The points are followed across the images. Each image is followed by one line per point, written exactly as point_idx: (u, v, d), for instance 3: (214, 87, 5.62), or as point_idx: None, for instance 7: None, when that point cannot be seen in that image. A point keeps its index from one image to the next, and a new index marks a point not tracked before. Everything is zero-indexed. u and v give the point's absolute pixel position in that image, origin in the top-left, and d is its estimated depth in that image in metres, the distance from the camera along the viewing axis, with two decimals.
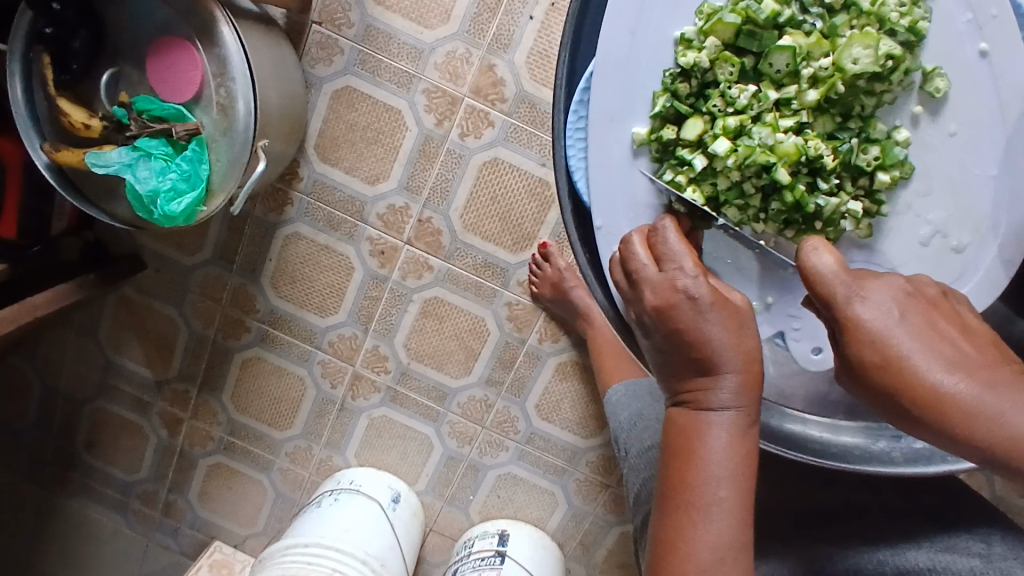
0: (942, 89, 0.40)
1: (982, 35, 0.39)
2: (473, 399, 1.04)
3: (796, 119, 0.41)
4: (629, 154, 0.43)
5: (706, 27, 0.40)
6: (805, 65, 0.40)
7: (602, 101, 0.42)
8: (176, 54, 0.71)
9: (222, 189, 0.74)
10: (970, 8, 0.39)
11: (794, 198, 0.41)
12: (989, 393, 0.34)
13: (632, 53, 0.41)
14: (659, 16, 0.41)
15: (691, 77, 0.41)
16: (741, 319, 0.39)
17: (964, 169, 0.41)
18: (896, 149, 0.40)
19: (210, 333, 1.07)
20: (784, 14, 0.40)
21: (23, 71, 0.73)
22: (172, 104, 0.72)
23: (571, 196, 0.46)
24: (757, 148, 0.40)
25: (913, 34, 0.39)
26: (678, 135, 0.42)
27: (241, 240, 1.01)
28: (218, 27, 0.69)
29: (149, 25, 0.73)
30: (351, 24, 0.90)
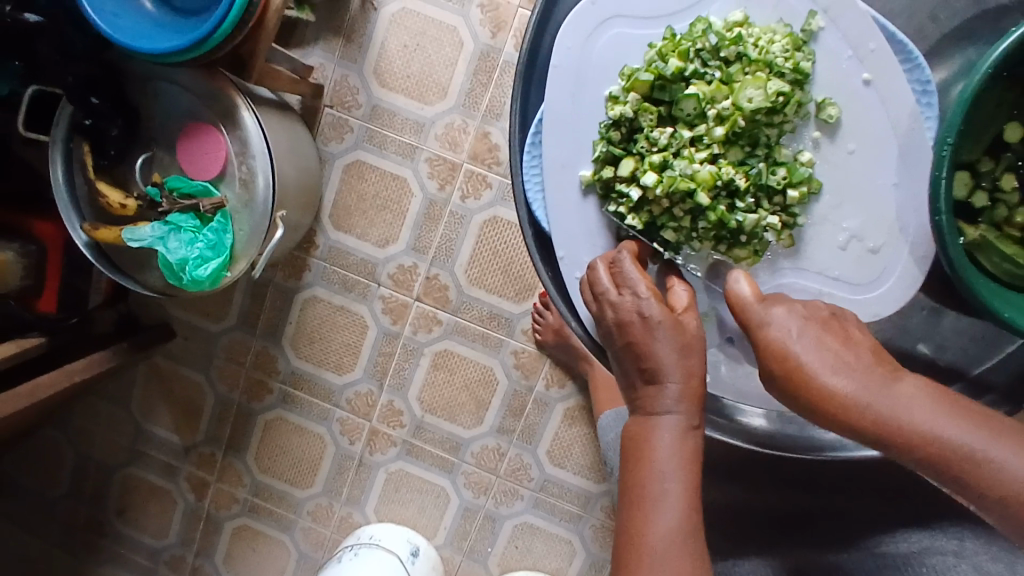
0: (834, 116, 0.46)
1: (865, 67, 0.46)
2: (486, 448, 1.07)
3: (709, 152, 0.47)
4: (579, 193, 0.49)
5: (628, 85, 0.47)
6: (710, 107, 0.46)
7: (553, 150, 0.49)
8: (206, 138, 0.80)
9: (245, 255, 0.82)
10: (851, 46, 0.46)
11: (717, 217, 0.46)
12: (866, 390, 0.41)
13: (575, 107, 0.48)
14: (595, 80, 0.48)
15: (621, 126, 0.48)
16: (690, 338, 0.44)
17: (868, 181, 0.47)
18: (801, 169, 0.47)
19: (235, 395, 1.13)
20: (687, 68, 0.46)
21: (63, 158, 0.83)
22: (200, 182, 0.81)
23: (532, 225, 0.52)
24: (679, 178, 0.46)
25: (799, 73, 0.45)
26: (615, 173, 0.48)
27: (264, 305, 1.08)
28: (240, 113, 0.79)
29: (179, 114, 0.83)
30: (359, 104, 1.00)
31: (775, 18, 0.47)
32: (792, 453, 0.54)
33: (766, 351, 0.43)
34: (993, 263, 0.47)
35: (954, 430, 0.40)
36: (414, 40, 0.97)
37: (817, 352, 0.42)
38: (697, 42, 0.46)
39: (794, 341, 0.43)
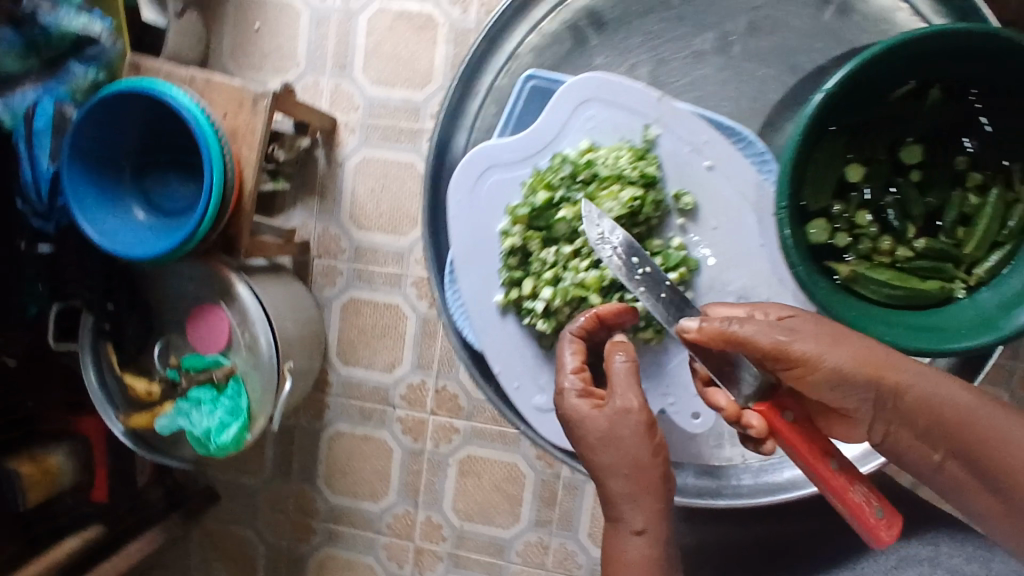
0: (688, 203, 0.61)
1: (705, 157, 0.61)
2: (529, 543, 1.08)
3: (591, 258, 0.62)
4: (497, 312, 0.64)
5: (512, 221, 0.63)
6: (583, 220, 0.62)
7: (469, 283, 0.65)
8: (209, 316, 0.90)
9: (261, 411, 0.89)
10: (687, 143, 0.61)
11: (611, 308, 0.61)
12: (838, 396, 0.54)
13: (479, 245, 0.64)
14: (486, 219, 0.64)
15: (516, 253, 0.64)
16: (618, 423, 0.56)
17: (733, 247, 0.62)
18: (674, 254, 0.61)
19: (283, 543, 1.17)
20: (556, 195, 0.62)
21: (93, 361, 0.92)
22: (210, 355, 0.90)
23: (464, 339, 0.67)
24: (571, 286, 0.62)
25: (646, 178, 0.61)
26: (521, 292, 0.64)
27: (294, 450, 1.14)
28: (235, 286, 0.89)
29: (183, 299, 0.92)
30: (343, 249, 1.09)
31: (618, 136, 0.63)
32: (767, 494, 0.65)
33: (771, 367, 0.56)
34: (871, 289, 0.60)
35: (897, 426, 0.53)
36: (379, 183, 1.07)
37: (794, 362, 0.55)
38: (558, 175, 0.62)
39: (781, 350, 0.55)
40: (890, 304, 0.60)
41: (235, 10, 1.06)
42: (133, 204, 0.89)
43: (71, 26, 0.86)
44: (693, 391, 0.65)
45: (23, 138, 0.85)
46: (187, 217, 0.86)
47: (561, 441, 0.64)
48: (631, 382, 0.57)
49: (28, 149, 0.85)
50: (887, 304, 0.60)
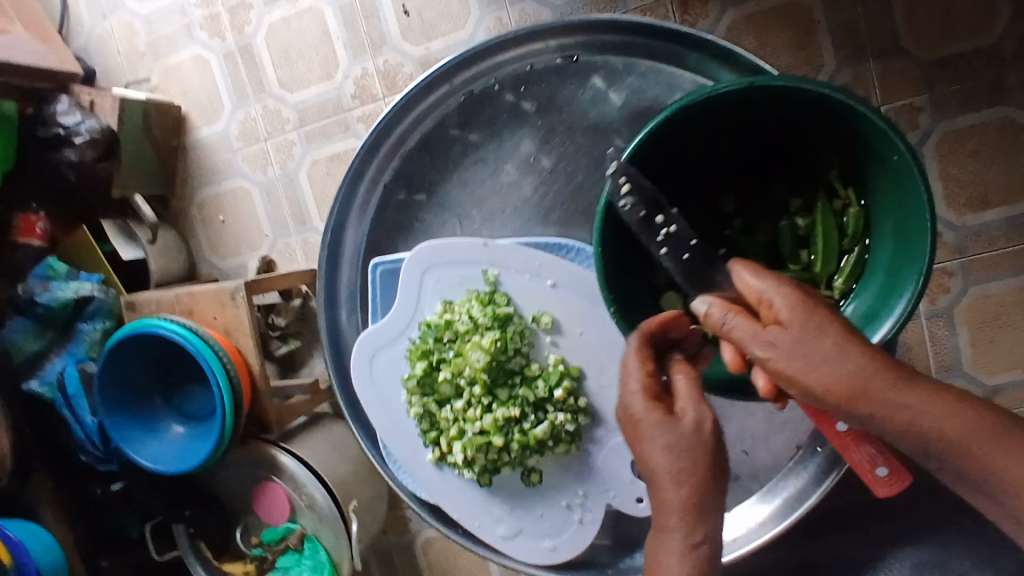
0: (548, 321, 0.67)
1: (546, 277, 0.68)
2: None
3: (482, 404, 0.67)
4: (436, 468, 0.72)
5: (409, 393, 0.69)
6: (459, 375, 0.67)
7: (402, 453, 0.72)
8: (268, 492, 0.98)
9: (342, 555, 0.97)
10: (527, 272, 0.68)
11: (520, 441, 0.66)
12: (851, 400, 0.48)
13: (395, 420, 0.72)
14: (390, 394, 0.72)
15: (426, 417, 0.70)
16: (694, 439, 0.53)
17: (600, 346, 0.67)
18: (553, 372, 0.67)
19: None
20: (433, 359, 0.69)
21: (196, 559, 1.01)
22: (281, 525, 0.98)
23: (420, 501, 0.73)
24: (474, 436, 0.67)
25: (499, 317, 0.67)
26: (442, 451, 0.69)
27: (398, 566, 1.21)
28: (278, 457, 0.97)
29: (243, 484, 1.01)
30: None
31: (466, 288, 0.69)
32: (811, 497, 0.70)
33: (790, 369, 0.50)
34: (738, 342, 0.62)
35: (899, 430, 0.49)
36: None
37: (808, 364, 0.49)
38: (427, 343, 0.69)
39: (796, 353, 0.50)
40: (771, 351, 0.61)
41: (199, 210, 1.17)
42: (170, 422, 0.99)
43: (68, 296, 1.00)
44: (626, 478, 0.68)
45: (65, 405, 0.98)
46: (212, 421, 0.96)
47: (536, 557, 0.70)
48: (700, 397, 0.55)
49: (73, 413, 0.98)
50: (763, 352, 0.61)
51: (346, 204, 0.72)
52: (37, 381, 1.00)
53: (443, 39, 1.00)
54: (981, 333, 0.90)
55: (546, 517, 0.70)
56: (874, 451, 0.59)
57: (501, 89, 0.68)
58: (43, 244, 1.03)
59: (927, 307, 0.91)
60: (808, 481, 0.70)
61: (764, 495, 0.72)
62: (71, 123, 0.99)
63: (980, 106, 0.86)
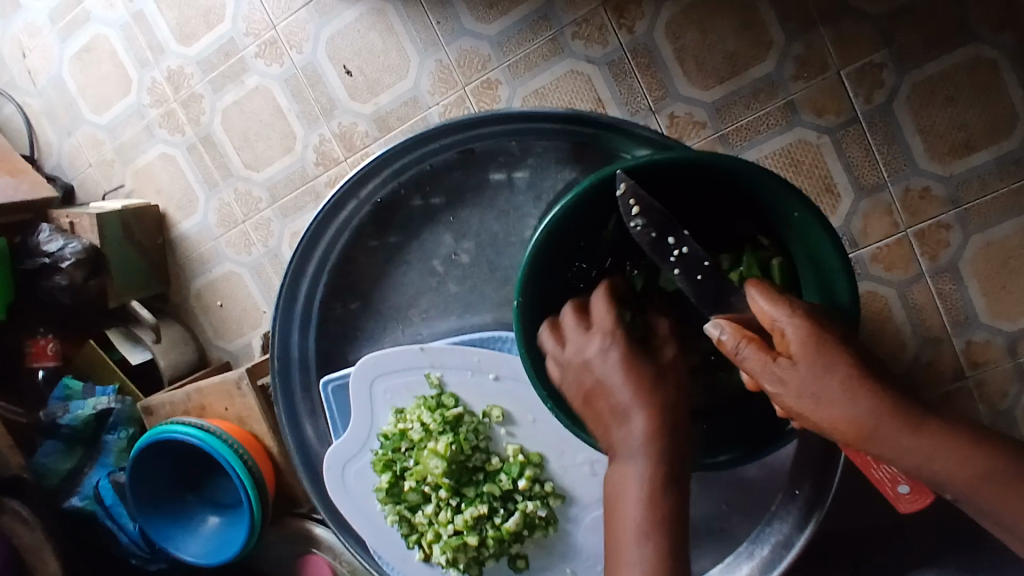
0: (499, 413, 0.65)
1: (488, 371, 0.66)
2: None
3: (452, 505, 0.66)
4: (427, 567, 0.70)
5: (382, 500, 0.68)
6: (423, 481, 0.66)
7: (391, 558, 0.71)
8: (310, 563, 1.00)
9: None
10: (469, 369, 0.66)
11: (494, 537, 0.65)
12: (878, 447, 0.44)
13: (375, 528, 0.70)
14: (362, 505, 0.71)
15: (404, 521, 0.69)
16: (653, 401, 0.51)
17: (556, 431, 0.65)
18: (514, 463, 0.65)
19: None
20: (397, 469, 0.68)
21: None
22: None
23: None
24: (451, 536, 0.66)
25: (449, 419, 0.65)
26: (427, 551, 0.68)
27: None
28: (315, 530, 0.99)
29: (285, 560, 1.03)
30: None
31: (412, 394, 0.68)
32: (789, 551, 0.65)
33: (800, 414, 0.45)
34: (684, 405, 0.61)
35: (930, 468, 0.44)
36: None
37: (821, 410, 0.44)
38: (390, 453, 0.68)
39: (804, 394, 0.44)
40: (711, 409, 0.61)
41: (197, 300, 1.20)
42: (205, 514, 1.02)
43: (87, 411, 1.04)
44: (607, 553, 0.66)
45: (106, 514, 1.02)
46: (241, 514, 0.98)
47: None
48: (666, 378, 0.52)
49: (115, 521, 1.02)
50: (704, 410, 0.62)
51: (286, 323, 0.69)
52: (77, 496, 1.04)
53: (389, 93, 1.01)
54: (992, 281, 0.84)
55: None
56: (896, 471, 0.57)
57: (407, 193, 0.66)
58: (57, 363, 1.09)
59: (929, 264, 0.85)
60: (795, 532, 0.65)
61: (751, 545, 0.67)
62: (56, 249, 1.04)
63: (944, 49, 0.81)
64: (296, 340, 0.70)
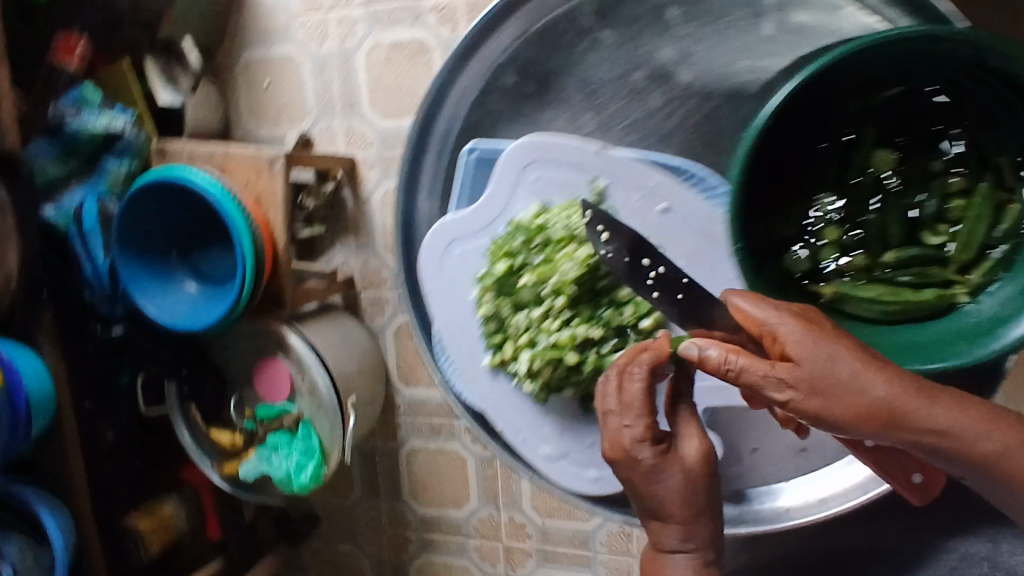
0: (644, 245, 0.75)
1: (659, 201, 0.75)
2: (612, 532, 1.11)
3: (560, 319, 0.77)
4: (491, 373, 0.82)
5: (484, 289, 0.80)
6: (546, 282, 0.77)
7: (473, 354, 0.82)
8: (272, 369, 0.97)
9: (334, 447, 0.95)
10: (641, 190, 0.75)
11: (591, 358, 0.77)
12: (884, 422, 0.54)
13: (468, 322, 0.82)
14: (467, 288, 0.82)
15: (500, 323, 0.81)
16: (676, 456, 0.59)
17: (703, 276, 0.74)
18: (633, 300, 0.76)
19: (385, 554, 1.26)
20: (516, 263, 0.79)
21: (183, 420, 1.02)
22: (279, 403, 0.97)
23: (467, 402, 0.83)
24: (547, 345, 0.78)
25: (603, 236, 0.76)
26: (508, 356, 0.80)
27: (378, 470, 1.22)
28: (288, 338, 0.95)
29: (244, 358, 1.00)
30: (386, 279, 1.12)
31: (568, 195, 0.78)
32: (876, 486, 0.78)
33: (805, 404, 0.54)
34: (866, 307, 0.67)
35: (935, 426, 0.55)
36: None
37: (827, 395, 0.54)
38: (518, 248, 0.78)
39: (813, 382, 0.54)
40: (886, 318, 0.67)
41: (244, 71, 1.11)
42: (184, 277, 0.96)
43: (96, 126, 0.96)
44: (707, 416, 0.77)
45: (78, 238, 0.95)
46: (230, 285, 0.93)
47: (562, 480, 0.81)
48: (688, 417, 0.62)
49: (85, 248, 0.95)
50: (881, 319, 0.67)
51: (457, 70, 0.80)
52: (50, 209, 0.97)
53: None
54: None
55: (585, 451, 0.81)
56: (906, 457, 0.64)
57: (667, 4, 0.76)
58: (79, 68, 0.99)
59: None
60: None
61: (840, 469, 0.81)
62: None
63: None
64: (468, 80, 0.81)
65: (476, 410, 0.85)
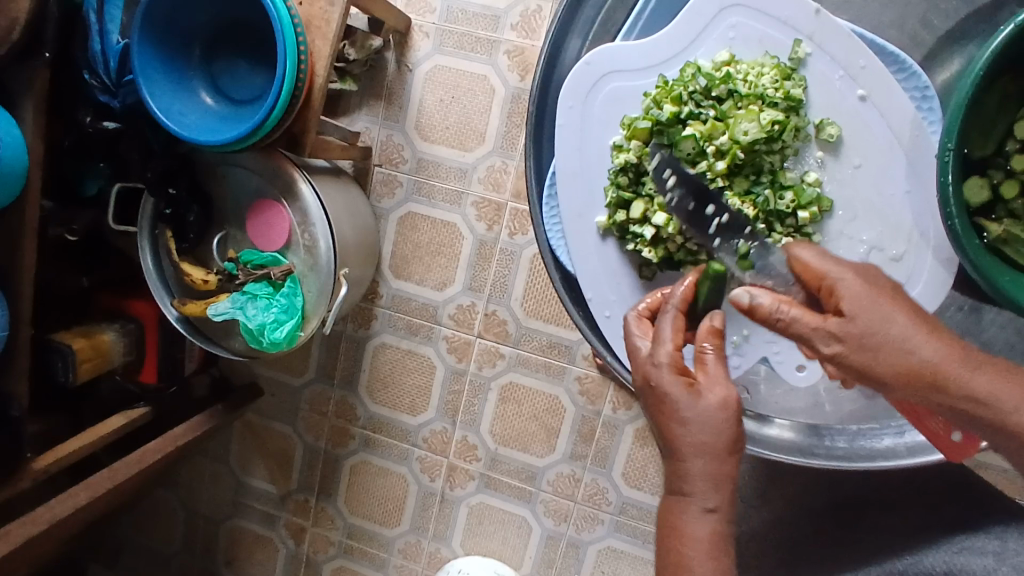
0: (834, 134, 0.58)
1: (859, 85, 0.58)
2: (562, 475, 1.09)
3: (713, 186, 0.59)
4: (598, 236, 0.64)
5: (628, 134, 0.60)
6: (711, 143, 0.58)
7: (570, 207, 0.63)
8: (270, 211, 0.89)
9: (315, 312, 0.89)
10: (841, 67, 0.58)
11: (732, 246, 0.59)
12: (926, 390, 0.49)
13: (580, 163, 0.62)
14: (595, 131, 0.62)
15: (628, 171, 0.62)
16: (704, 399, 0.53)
17: (881, 193, 0.59)
18: (808, 190, 0.59)
19: (321, 444, 1.20)
20: (683, 108, 0.59)
21: (152, 246, 0.93)
22: (269, 252, 0.89)
23: (557, 264, 0.67)
24: (688, 214, 0.59)
25: (790, 100, 0.58)
26: (628, 216, 0.61)
27: (339, 357, 1.15)
28: (298, 185, 0.87)
29: (244, 195, 0.92)
30: (405, 160, 1.05)
31: (762, 51, 0.59)
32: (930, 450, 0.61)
33: (851, 363, 0.50)
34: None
35: (991, 400, 0.49)
36: (449, 94, 1.02)
37: (872, 355, 0.49)
38: (689, 86, 0.59)
39: (867, 335, 0.49)
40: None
41: None
42: (199, 85, 0.86)
43: None
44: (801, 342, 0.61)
45: (93, 8, 0.83)
46: (259, 105, 0.84)
47: None
48: (725, 372, 0.55)
49: (99, 21, 0.83)
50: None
51: None
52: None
53: None
54: None
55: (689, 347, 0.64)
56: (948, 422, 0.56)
57: None
58: None
59: None
60: (923, 444, 0.62)
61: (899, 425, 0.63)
62: None
63: None
64: None
65: (560, 275, 0.67)
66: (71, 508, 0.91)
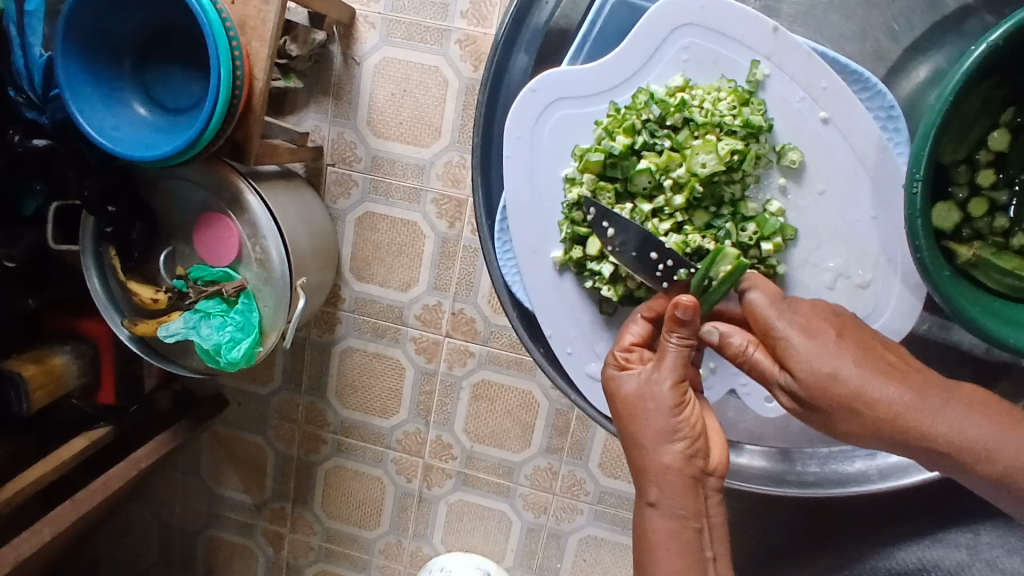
0: (796, 160, 0.58)
1: (820, 107, 0.58)
2: (539, 469, 1.09)
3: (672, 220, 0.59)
4: (555, 270, 0.64)
5: (582, 167, 0.59)
6: (668, 175, 0.58)
7: (525, 242, 0.63)
8: (215, 226, 0.84)
9: (273, 327, 0.86)
10: (800, 89, 0.58)
11: None
12: (881, 439, 0.50)
13: (533, 195, 0.62)
14: (546, 160, 0.62)
15: (581, 205, 0.61)
16: (637, 389, 0.55)
17: (847, 218, 0.59)
18: (772, 219, 0.59)
19: (293, 451, 1.17)
20: (637, 140, 0.59)
21: (96, 264, 0.88)
22: (219, 267, 0.85)
23: (514, 299, 0.67)
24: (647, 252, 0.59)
25: (750, 126, 0.57)
26: (584, 252, 0.61)
27: (305, 363, 1.12)
28: (245, 196, 0.83)
29: (189, 208, 0.87)
30: (359, 158, 1.01)
31: (718, 74, 0.59)
32: (905, 474, 0.64)
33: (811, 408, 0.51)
34: (992, 278, 0.58)
35: (953, 439, 0.49)
36: (401, 87, 0.97)
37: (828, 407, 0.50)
38: (642, 115, 0.58)
39: (829, 376, 0.50)
40: (1009, 295, 0.59)
41: None
42: (133, 98, 0.81)
43: None
44: None
45: (12, 19, 0.78)
46: (196, 115, 0.79)
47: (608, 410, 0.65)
48: (677, 362, 0.54)
49: (19, 33, 0.78)
50: (1007, 295, 0.59)
51: None
52: None
53: None
54: None
55: None
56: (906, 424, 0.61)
57: None
58: None
59: None
60: (895, 466, 0.64)
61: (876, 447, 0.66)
62: None
63: None
64: None
65: (518, 310, 0.67)
66: (36, 544, 0.88)
